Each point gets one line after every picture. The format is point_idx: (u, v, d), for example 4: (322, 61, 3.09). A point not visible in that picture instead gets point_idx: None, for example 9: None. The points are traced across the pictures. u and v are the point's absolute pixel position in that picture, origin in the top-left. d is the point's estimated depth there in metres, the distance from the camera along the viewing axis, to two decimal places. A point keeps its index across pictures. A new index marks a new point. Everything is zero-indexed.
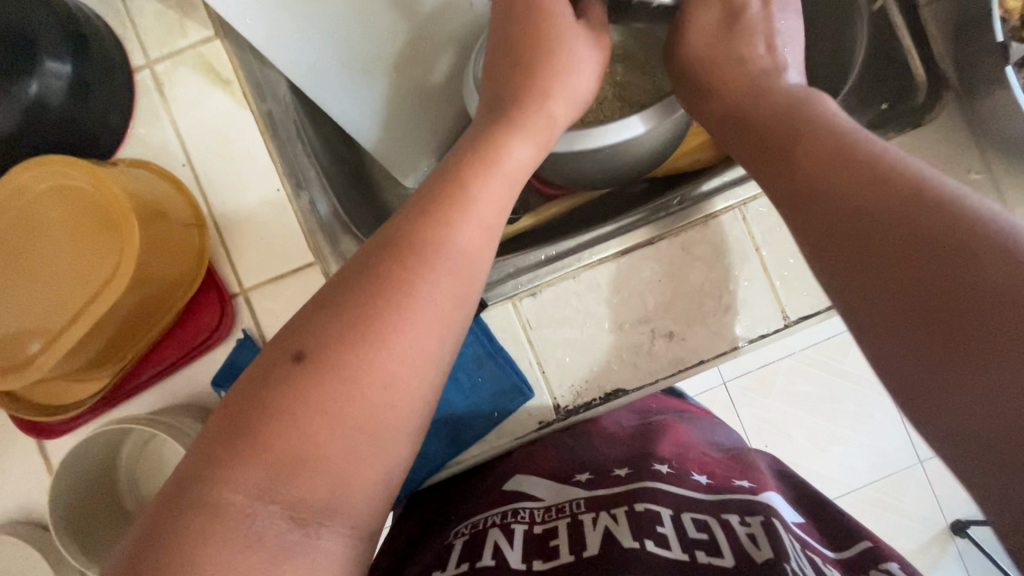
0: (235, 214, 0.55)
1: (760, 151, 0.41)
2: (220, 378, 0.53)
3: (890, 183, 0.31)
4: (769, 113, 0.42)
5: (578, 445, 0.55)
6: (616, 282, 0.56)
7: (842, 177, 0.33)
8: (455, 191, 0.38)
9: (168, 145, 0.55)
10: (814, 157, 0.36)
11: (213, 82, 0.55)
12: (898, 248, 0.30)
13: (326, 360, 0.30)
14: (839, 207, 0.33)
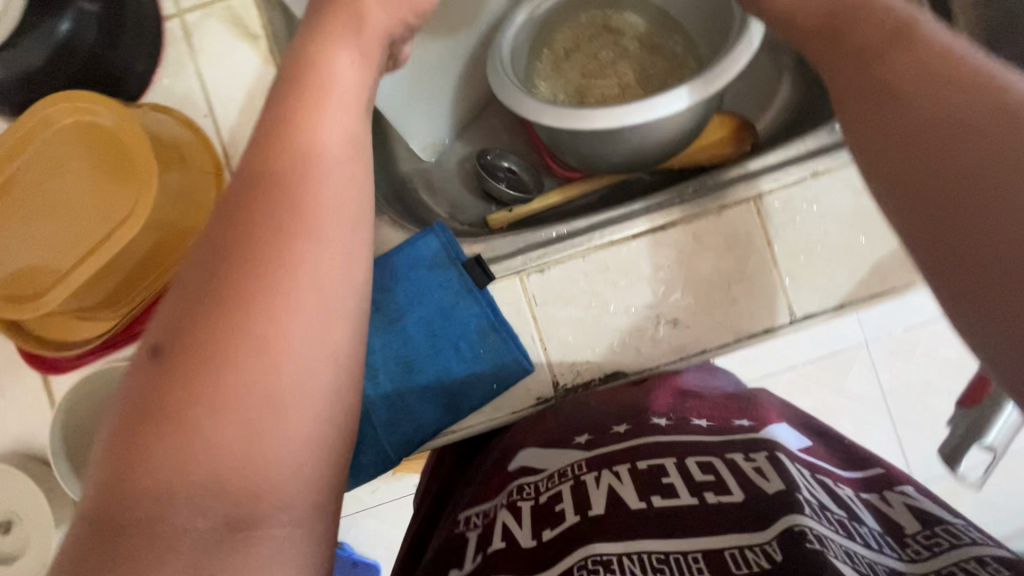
0: None
1: (840, 60, 0.35)
2: None
3: (977, 116, 0.27)
4: (858, 17, 0.35)
5: (577, 408, 0.52)
6: (626, 265, 0.56)
7: (928, 86, 0.29)
8: (299, 118, 0.32)
9: (191, 94, 0.56)
10: (900, 76, 0.30)
11: (241, 36, 0.56)
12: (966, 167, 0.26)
13: (184, 344, 0.27)
14: (929, 141, 0.28)
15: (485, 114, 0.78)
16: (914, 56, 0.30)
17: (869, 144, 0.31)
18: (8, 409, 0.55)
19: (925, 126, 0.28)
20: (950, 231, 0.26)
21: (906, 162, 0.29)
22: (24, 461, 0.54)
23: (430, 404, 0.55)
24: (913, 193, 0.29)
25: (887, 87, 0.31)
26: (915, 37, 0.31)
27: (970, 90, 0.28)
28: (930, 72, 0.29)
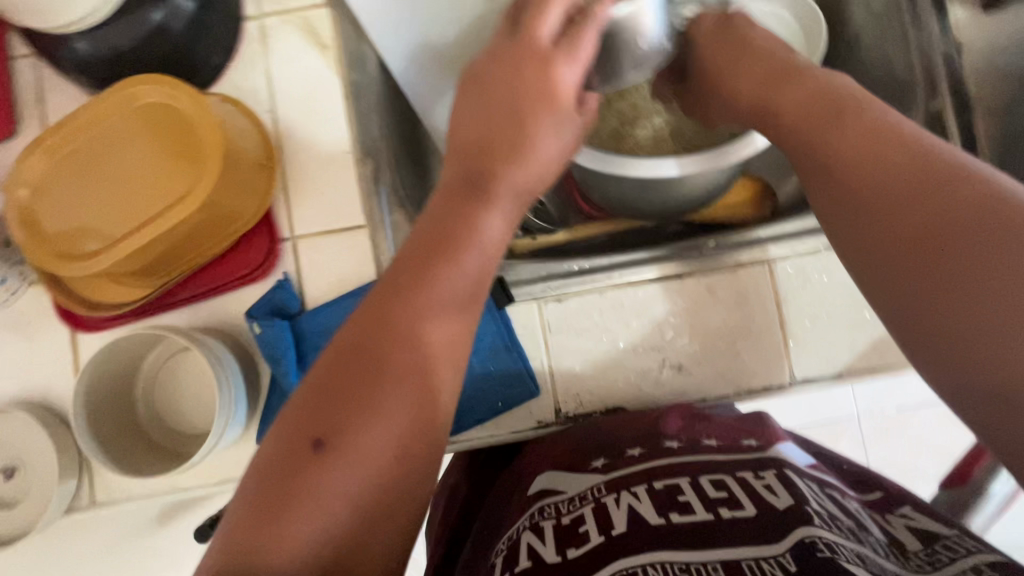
0: (304, 166, 0.59)
1: (798, 139, 0.44)
2: (255, 311, 0.56)
3: (915, 192, 0.36)
4: (799, 102, 0.45)
5: (588, 430, 0.54)
6: (639, 307, 0.58)
7: (869, 168, 0.39)
8: (444, 230, 0.39)
9: (258, 90, 0.59)
10: (845, 161, 0.40)
11: (313, 44, 0.60)
12: (918, 236, 0.36)
13: (343, 441, 0.33)
14: (902, 248, 0.37)
15: None
16: (855, 142, 0.40)
17: (834, 211, 0.41)
18: (30, 355, 0.57)
19: (873, 204, 0.38)
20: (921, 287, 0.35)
21: (885, 251, 0.38)
22: (37, 408, 0.55)
23: None
24: (899, 305, 0.37)
25: (847, 184, 0.40)
26: (855, 121, 0.41)
27: (899, 173, 0.37)
28: (881, 163, 0.38)
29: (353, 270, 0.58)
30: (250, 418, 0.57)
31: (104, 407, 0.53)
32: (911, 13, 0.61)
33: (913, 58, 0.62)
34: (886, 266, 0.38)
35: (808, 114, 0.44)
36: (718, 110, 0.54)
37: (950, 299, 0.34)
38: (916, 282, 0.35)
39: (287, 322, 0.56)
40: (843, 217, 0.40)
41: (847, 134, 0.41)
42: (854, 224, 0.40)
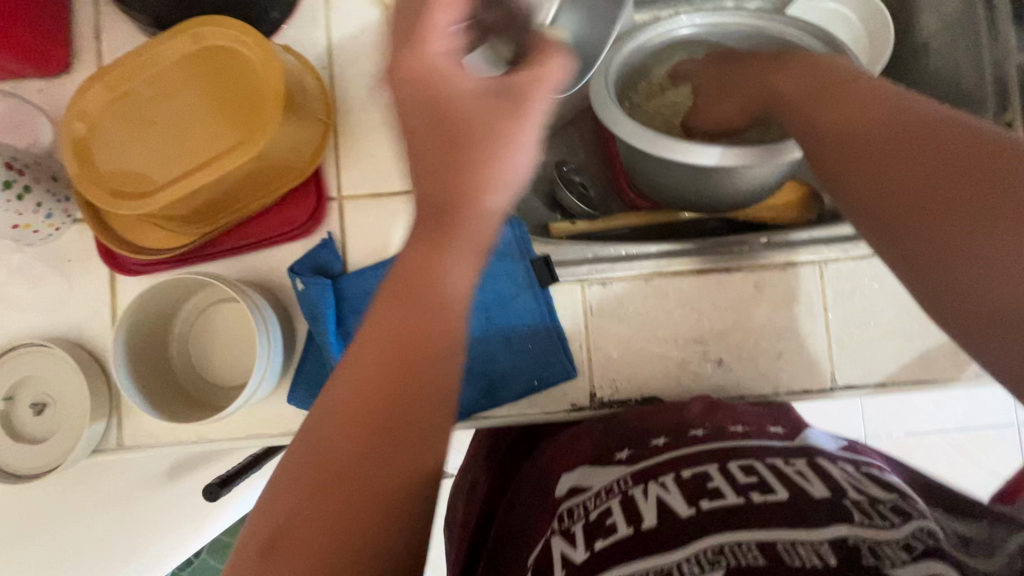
0: (357, 126, 0.58)
1: (801, 123, 0.45)
2: (298, 267, 0.56)
3: (915, 138, 0.36)
4: (796, 87, 0.48)
5: (611, 426, 0.53)
6: (683, 297, 0.57)
7: (868, 131, 0.39)
8: (406, 266, 0.32)
9: (316, 45, 0.59)
10: (840, 132, 0.41)
11: (376, 5, 0.59)
12: (934, 184, 0.34)
13: (298, 544, 0.28)
14: (919, 200, 0.35)
15: (567, 128, 0.80)
16: (853, 117, 0.40)
17: (844, 187, 0.40)
18: (68, 294, 0.57)
19: (880, 163, 0.37)
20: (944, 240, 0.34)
21: (900, 209, 0.36)
22: (72, 347, 0.55)
23: (469, 386, 0.56)
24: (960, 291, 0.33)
25: (856, 166, 0.39)
26: (849, 96, 0.41)
27: (893, 124, 0.37)
28: (891, 134, 0.37)
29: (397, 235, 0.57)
30: (282, 374, 0.56)
31: (141, 348, 0.52)
32: (986, 21, 0.60)
33: (984, 68, 0.60)
34: (934, 242, 0.34)
35: (804, 100, 0.45)
36: (725, 109, 0.60)
37: (978, 243, 0.32)
38: (985, 256, 0.32)
39: (330, 283, 0.55)
40: (871, 206, 0.38)
41: (843, 110, 0.41)
42: (883, 204, 0.37)
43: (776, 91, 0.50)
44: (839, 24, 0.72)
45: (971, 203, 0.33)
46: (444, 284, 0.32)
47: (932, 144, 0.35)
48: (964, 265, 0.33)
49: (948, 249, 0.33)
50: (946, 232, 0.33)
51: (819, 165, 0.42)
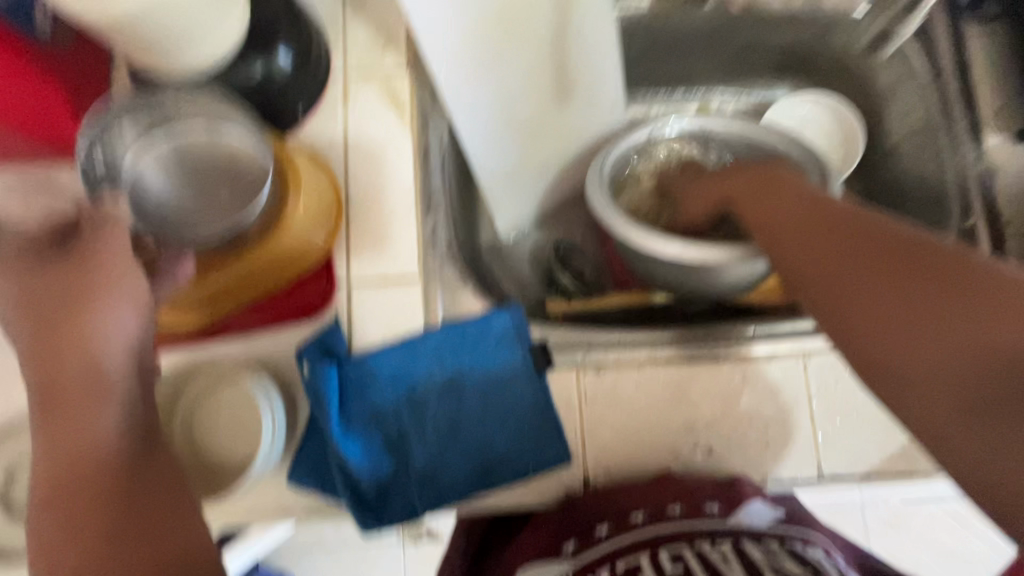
0: (368, 216, 0.62)
1: (772, 227, 0.52)
2: (306, 351, 0.57)
3: (884, 251, 0.43)
4: (760, 187, 0.55)
5: (569, 510, 0.55)
6: (673, 384, 0.60)
7: (841, 244, 0.46)
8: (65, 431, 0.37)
9: (333, 142, 0.63)
10: (815, 238, 0.48)
11: (390, 104, 0.64)
12: (915, 295, 0.40)
13: None
14: (901, 303, 0.41)
15: (565, 209, 0.84)
16: (793, 213, 0.51)
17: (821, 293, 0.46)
18: None
19: (859, 274, 0.44)
20: (931, 341, 0.38)
21: (884, 315, 0.41)
22: None
23: (466, 470, 0.57)
24: (868, 347, 0.42)
25: (792, 248, 0.49)
26: (792, 196, 0.52)
27: (861, 241, 0.45)
28: (819, 226, 0.48)
29: (401, 319, 0.60)
30: (284, 451, 0.57)
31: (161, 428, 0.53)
32: (946, 136, 0.65)
33: (948, 175, 0.65)
34: (848, 309, 0.44)
35: (754, 193, 0.55)
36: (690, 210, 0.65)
37: (957, 344, 0.37)
38: (882, 319, 0.42)
39: (336, 367, 0.57)
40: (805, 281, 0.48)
41: (785, 208, 0.51)
42: (811, 278, 0.47)
43: (730, 194, 0.58)
44: (816, 126, 0.78)
45: (950, 312, 0.38)
46: (97, 426, 0.37)
47: (850, 236, 0.46)
48: (869, 326, 0.42)
49: (861, 317, 0.43)
50: (858, 303, 0.43)
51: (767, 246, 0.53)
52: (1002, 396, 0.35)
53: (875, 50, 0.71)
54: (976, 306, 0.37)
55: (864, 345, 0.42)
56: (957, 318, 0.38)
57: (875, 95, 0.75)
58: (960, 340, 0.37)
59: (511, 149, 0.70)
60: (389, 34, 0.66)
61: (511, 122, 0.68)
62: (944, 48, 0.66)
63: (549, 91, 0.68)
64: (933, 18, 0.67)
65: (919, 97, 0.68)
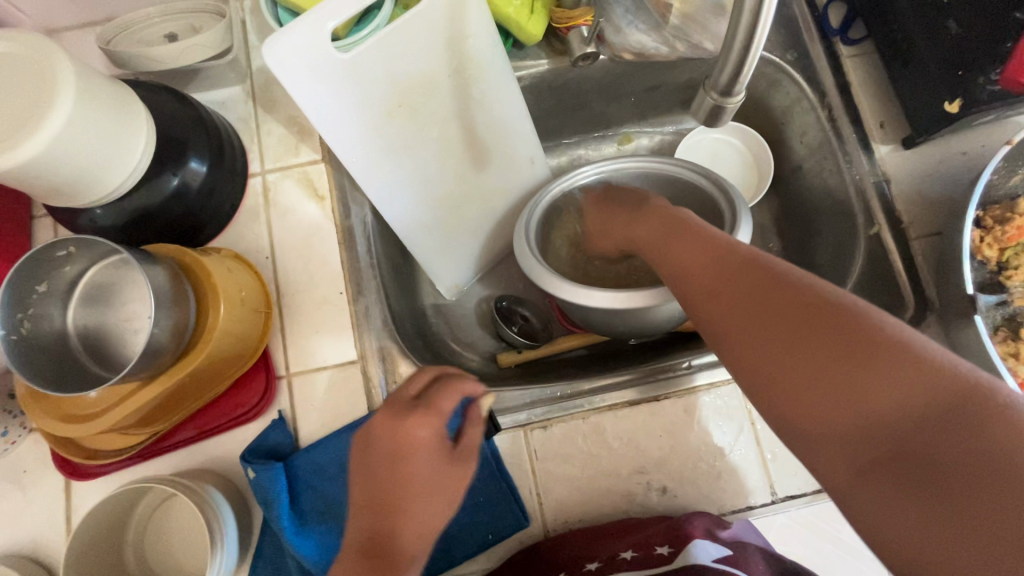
0: (301, 305, 0.63)
1: (682, 271, 0.49)
2: (249, 454, 0.57)
3: (783, 292, 0.41)
4: (671, 229, 0.53)
5: (529, 558, 0.56)
6: (619, 429, 0.61)
7: (744, 286, 0.43)
8: None
9: (260, 239, 0.65)
10: (716, 282, 0.45)
11: (311, 196, 0.67)
12: (824, 340, 0.38)
13: None
14: (812, 351, 0.38)
15: (505, 261, 0.86)
16: (695, 256, 0.48)
17: (731, 342, 0.43)
18: (23, 507, 0.58)
19: (765, 319, 0.41)
20: (845, 395, 0.36)
21: (795, 366, 0.38)
22: (25, 562, 0.55)
23: None
24: (768, 400, 0.40)
25: (696, 294, 0.47)
26: (693, 237, 0.50)
27: (762, 279, 0.43)
28: (721, 272, 0.45)
29: (342, 405, 0.61)
30: (241, 557, 0.57)
31: (101, 567, 0.53)
32: (841, 149, 0.69)
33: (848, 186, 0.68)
34: (750, 360, 0.41)
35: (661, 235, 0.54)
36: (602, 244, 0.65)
37: (867, 397, 0.35)
38: (780, 371, 0.39)
39: (282, 464, 0.56)
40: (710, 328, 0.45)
41: (687, 250, 0.49)
42: (714, 323, 0.44)
43: (641, 236, 0.57)
44: (725, 147, 0.84)
45: (859, 360, 0.36)
46: None
47: (744, 283, 0.43)
48: (768, 382, 0.40)
49: (761, 369, 0.40)
50: (756, 356, 0.41)
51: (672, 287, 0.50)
52: (895, 459, 0.34)
53: (762, 78, 0.75)
54: (871, 364, 0.36)
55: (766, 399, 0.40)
56: (856, 372, 0.36)
57: (774, 116, 0.79)
58: (860, 401, 0.35)
59: (438, 218, 0.73)
60: (302, 128, 0.69)
61: (432, 194, 0.70)
62: (823, 70, 0.71)
63: (464, 159, 0.71)
64: (809, 44, 0.72)
65: (811, 117, 0.72)
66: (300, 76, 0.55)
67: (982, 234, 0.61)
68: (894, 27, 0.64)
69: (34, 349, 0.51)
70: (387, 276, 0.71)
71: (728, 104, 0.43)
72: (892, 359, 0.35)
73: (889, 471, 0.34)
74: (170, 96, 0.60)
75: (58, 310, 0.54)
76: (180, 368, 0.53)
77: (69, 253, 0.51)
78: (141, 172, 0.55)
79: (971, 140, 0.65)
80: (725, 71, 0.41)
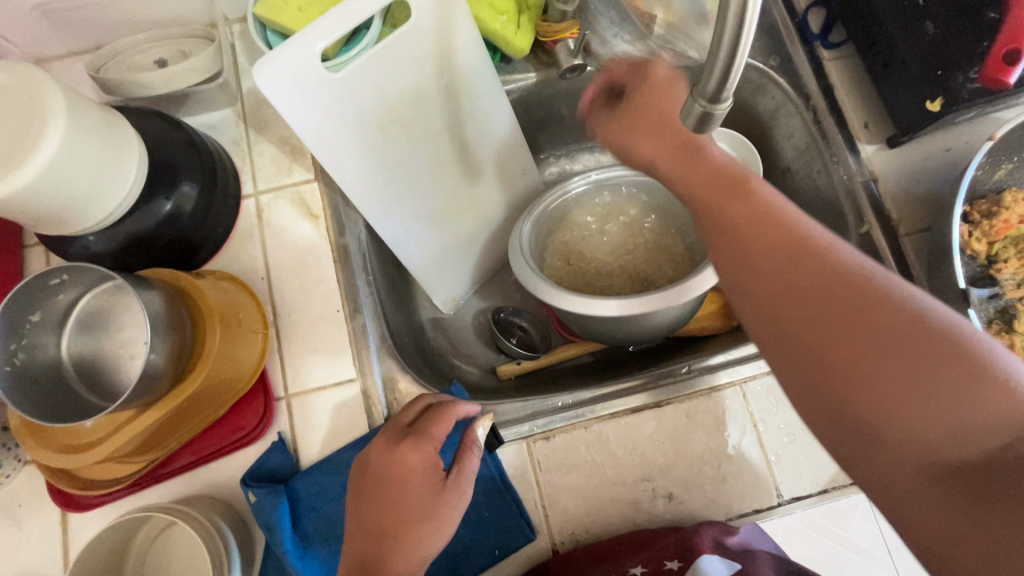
0: (298, 325, 0.63)
1: (727, 235, 0.40)
2: (249, 479, 0.56)
3: (856, 281, 0.35)
4: (709, 182, 0.42)
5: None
6: (622, 437, 0.61)
7: (810, 266, 0.36)
8: None
9: (254, 260, 0.65)
10: (772, 254, 0.38)
11: (305, 215, 0.67)
12: (906, 341, 0.33)
13: None
14: (893, 349, 0.33)
15: (500, 273, 0.86)
16: (747, 221, 0.40)
17: (789, 327, 0.36)
18: (19, 543, 0.57)
19: (839, 306, 0.34)
20: (920, 403, 0.32)
21: (869, 363, 0.33)
22: None
23: (433, 566, 0.57)
24: (826, 396, 0.34)
25: (762, 280, 0.38)
26: (742, 197, 0.41)
27: (831, 261, 0.36)
28: (788, 252, 0.37)
29: (342, 424, 0.60)
30: None
31: None
32: (828, 150, 0.70)
33: (837, 186, 0.69)
34: (809, 350, 0.35)
35: (715, 194, 0.42)
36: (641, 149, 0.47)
37: (940, 409, 0.32)
38: (857, 369, 0.33)
39: (283, 487, 0.56)
40: (775, 323, 0.37)
41: (734, 213, 0.40)
42: (775, 310, 0.37)
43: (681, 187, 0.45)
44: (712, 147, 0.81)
45: (938, 368, 0.32)
46: None
47: (810, 260, 0.36)
48: (834, 374, 0.34)
49: (844, 379, 0.33)
50: (839, 363, 0.34)
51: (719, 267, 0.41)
52: (973, 482, 0.31)
53: (747, 84, 0.77)
54: (973, 386, 0.31)
55: (841, 413, 0.34)
56: (932, 380, 0.32)
57: (760, 120, 0.80)
58: (957, 429, 0.31)
59: (432, 231, 0.73)
60: (294, 149, 0.69)
61: (426, 209, 0.71)
62: (806, 73, 0.72)
63: (457, 173, 0.72)
64: (791, 49, 0.73)
65: (797, 120, 0.73)
66: (292, 97, 0.55)
67: (970, 229, 0.62)
68: (874, 29, 0.66)
69: (29, 379, 0.51)
70: (384, 292, 0.71)
71: (717, 111, 0.42)
72: (973, 376, 0.32)
73: (951, 487, 0.31)
74: (161, 121, 0.60)
75: (55, 340, 0.54)
76: (177, 393, 0.52)
77: (63, 280, 0.51)
78: (134, 197, 0.55)
79: (955, 137, 0.67)
80: (713, 78, 0.41)
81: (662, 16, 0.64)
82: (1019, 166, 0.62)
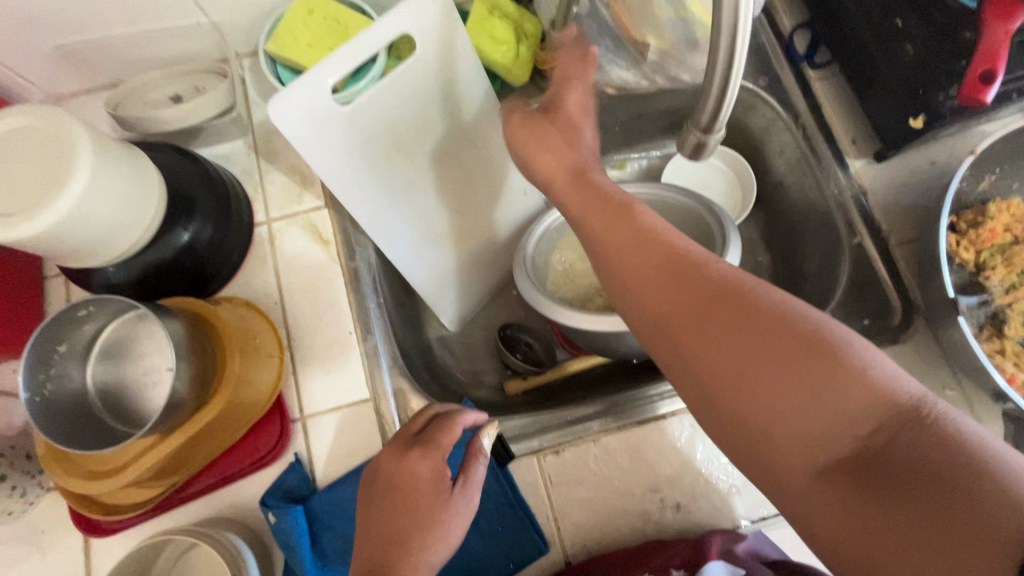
0: (311, 348, 0.65)
1: (619, 264, 0.46)
2: (268, 500, 0.58)
3: (728, 293, 0.39)
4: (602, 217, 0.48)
5: None
6: (629, 449, 0.62)
7: (688, 285, 0.41)
8: None
9: (268, 285, 0.67)
10: (655, 279, 0.43)
11: (316, 241, 0.69)
12: (775, 343, 0.37)
13: None
14: (761, 352, 0.37)
15: (505, 290, 0.88)
16: (632, 252, 0.45)
17: (675, 343, 0.41)
18: (43, 569, 0.58)
19: (712, 317, 0.39)
20: (795, 399, 0.35)
21: (742, 367, 0.37)
22: None
23: None
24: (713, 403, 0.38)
25: (646, 300, 0.43)
26: (629, 228, 0.46)
27: (706, 278, 0.41)
28: (669, 272, 0.42)
29: (357, 444, 0.61)
30: None
31: None
32: (818, 166, 0.72)
33: (829, 200, 0.72)
34: (694, 361, 0.39)
35: (606, 229, 0.47)
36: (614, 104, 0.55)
37: (814, 403, 0.35)
38: (732, 374, 0.37)
39: (300, 506, 0.57)
40: (662, 336, 0.42)
41: (622, 244, 0.46)
42: (663, 328, 0.41)
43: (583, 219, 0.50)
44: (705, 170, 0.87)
45: (806, 363, 0.36)
46: None
47: (687, 279, 0.41)
48: (714, 380, 0.38)
49: (723, 384, 0.38)
50: (719, 371, 0.38)
51: (614, 293, 0.47)
52: (857, 469, 0.34)
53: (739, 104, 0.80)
54: (838, 379, 0.35)
55: (730, 418, 0.38)
56: (802, 377, 0.35)
57: (753, 137, 0.83)
58: (832, 420, 0.35)
59: (439, 253, 0.75)
60: (304, 177, 0.72)
61: (432, 232, 0.73)
62: (794, 92, 0.75)
63: (462, 196, 0.74)
64: (779, 69, 0.76)
65: (788, 136, 0.76)
66: (304, 131, 0.58)
67: (958, 238, 0.65)
68: (857, 51, 0.69)
69: (55, 406, 0.52)
70: (394, 313, 0.73)
71: (710, 140, 0.46)
72: (839, 369, 0.35)
73: (842, 476, 0.34)
74: (176, 155, 0.63)
75: (78, 368, 0.55)
76: (197, 418, 0.54)
77: (89, 312, 0.53)
78: (153, 229, 0.57)
79: (939, 150, 0.69)
80: (706, 110, 0.44)
81: (654, 43, 0.66)
82: (1001, 177, 0.65)
